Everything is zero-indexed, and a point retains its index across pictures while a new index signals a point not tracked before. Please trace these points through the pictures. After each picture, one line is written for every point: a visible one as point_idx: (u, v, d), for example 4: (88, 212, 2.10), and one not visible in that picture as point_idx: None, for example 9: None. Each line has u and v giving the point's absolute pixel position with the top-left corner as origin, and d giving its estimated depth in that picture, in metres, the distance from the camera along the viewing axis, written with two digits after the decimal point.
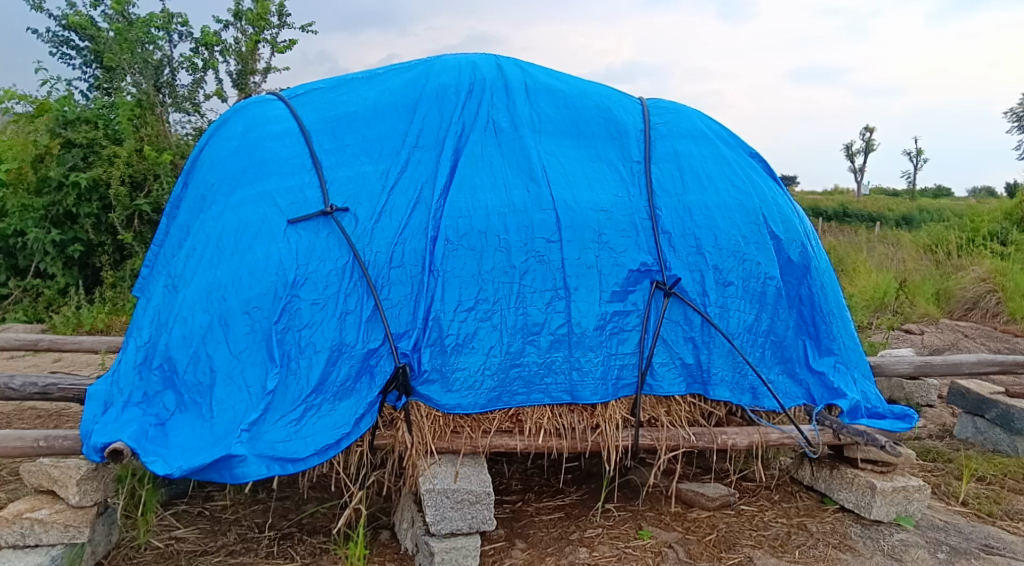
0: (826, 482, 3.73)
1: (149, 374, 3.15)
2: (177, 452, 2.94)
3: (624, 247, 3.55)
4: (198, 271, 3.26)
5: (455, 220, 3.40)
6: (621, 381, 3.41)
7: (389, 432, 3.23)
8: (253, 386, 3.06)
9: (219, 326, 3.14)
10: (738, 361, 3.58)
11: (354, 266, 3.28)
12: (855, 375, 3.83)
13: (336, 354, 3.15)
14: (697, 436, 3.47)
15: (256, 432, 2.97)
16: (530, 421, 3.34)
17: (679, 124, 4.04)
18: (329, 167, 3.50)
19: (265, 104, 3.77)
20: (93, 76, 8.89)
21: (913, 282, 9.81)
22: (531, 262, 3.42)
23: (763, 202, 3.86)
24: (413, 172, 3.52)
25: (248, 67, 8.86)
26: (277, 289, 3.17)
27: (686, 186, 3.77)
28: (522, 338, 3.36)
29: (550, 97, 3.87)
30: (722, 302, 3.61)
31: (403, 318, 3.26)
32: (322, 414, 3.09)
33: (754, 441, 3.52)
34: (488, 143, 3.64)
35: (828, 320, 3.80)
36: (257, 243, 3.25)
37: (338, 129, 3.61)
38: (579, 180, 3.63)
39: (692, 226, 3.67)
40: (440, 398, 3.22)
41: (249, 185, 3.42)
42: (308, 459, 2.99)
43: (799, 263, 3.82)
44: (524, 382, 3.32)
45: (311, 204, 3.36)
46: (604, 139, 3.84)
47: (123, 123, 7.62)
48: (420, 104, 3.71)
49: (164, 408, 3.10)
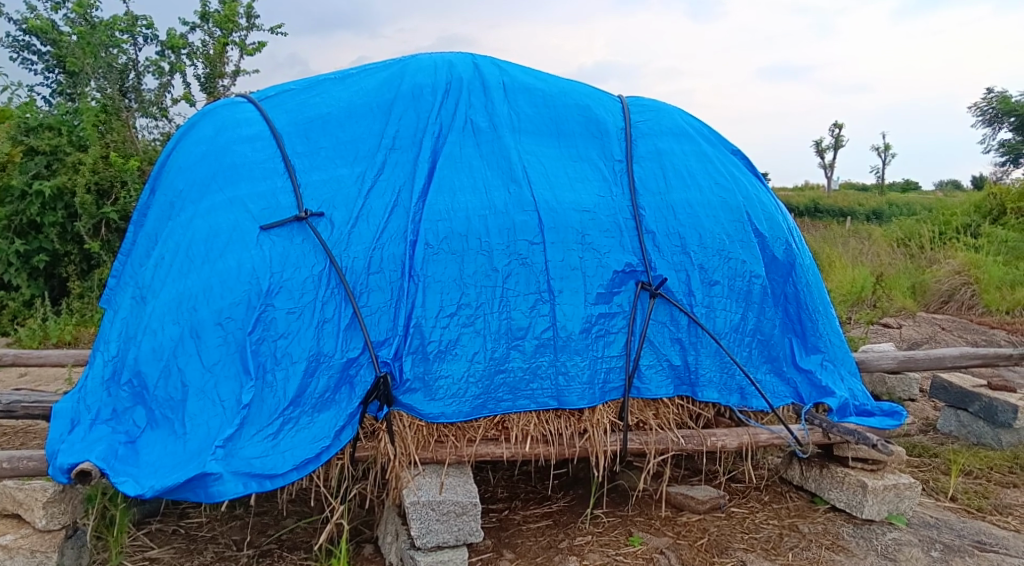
0: (817, 482, 3.69)
1: (118, 390, 3.01)
2: (149, 471, 2.81)
3: (608, 248, 3.48)
4: (168, 281, 3.12)
5: (434, 223, 3.31)
6: (609, 385, 3.34)
7: (371, 443, 3.13)
8: (227, 400, 2.93)
9: (190, 338, 3.01)
10: (726, 361, 3.52)
11: (331, 273, 3.16)
12: (841, 373, 3.80)
13: (314, 365, 3.04)
14: (686, 439, 3.40)
15: (231, 448, 2.84)
16: (516, 428, 3.25)
17: (660, 122, 3.98)
18: (302, 170, 3.38)
19: (234, 107, 3.64)
20: (56, 81, 8.62)
21: (889, 276, 9.90)
22: (514, 265, 3.33)
23: (746, 199, 3.82)
24: (390, 175, 3.42)
25: (217, 70, 8.67)
26: (251, 298, 3.05)
27: (668, 185, 3.71)
28: (507, 343, 3.28)
29: (528, 96, 3.79)
30: (708, 302, 3.55)
31: (383, 326, 3.16)
32: (300, 427, 2.97)
33: (744, 443, 3.46)
34: (467, 144, 3.55)
35: (814, 317, 3.77)
36: (229, 250, 3.13)
37: (311, 131, 3.50)
38: (561, 180, 3.55)
39: (676, 225, 3.61)
40: (423, 407, 3.13)
41: (219, 191, 3.29)
42: (287, 475, 2.87)
43: (784, 260, 3.78)
44: (509, 389, 3.24)
45: (285, 210, 3.25)
46: (585, 138, 3.76)
47: (88, 130, 7.42)
48: (395, 105, 3.60)
49: (134, 425, 2.97)
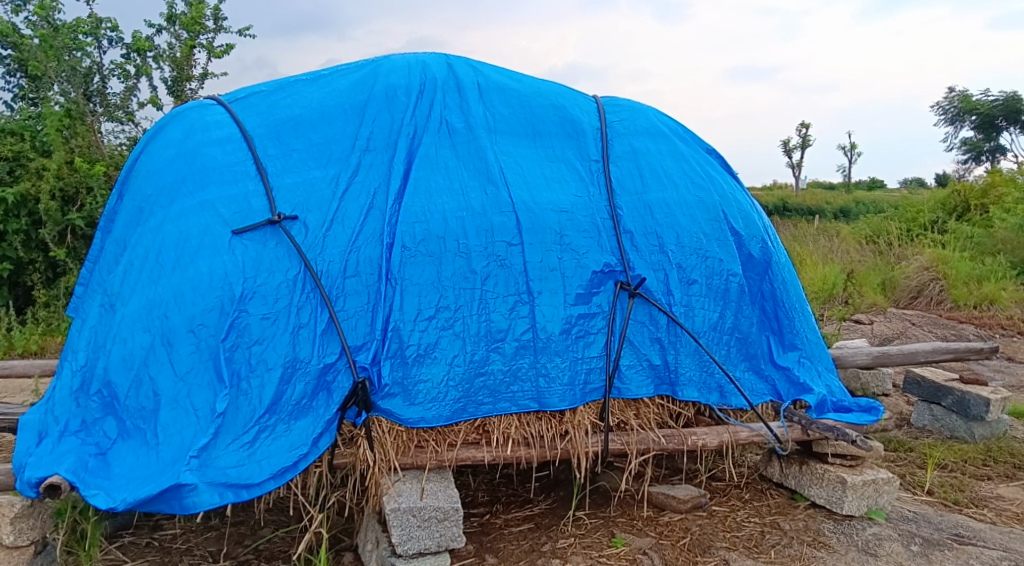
0: (796, 479, 3.72)
1: (87, 401, 2.92)
2: (121, 483, 2.73)
3: (587, 249, 3.46)
4: (137, 288, 3.04)
5: (411, 225, 3.27)
6: (589, 386, 3.32)
7: (350, 449, 3.08)
8: (201, 408, 2.86)
9: (162, 346, 2.93)
10: (705, 360, 3.53)
11: (306, 277, 3.11)
12: (818, 370, 3.83)
13: (290, 371, 2.98)
14: (667, 438, 3.40)
15: (206, 458, 2.77)
16: (497, 432, 3.22)
17: (634, 121, 3.98)
18: (275, 173, 3.32)
19: (203, 109, 3.56)
20: (17, 85, 8.39)
21: (859, 273, 10.05)
22: (492, 266, 3.30)
23: (722, 198, 3.83)
24: (365, 177, 3.37)
25: (184, 73, 8.52)
26: (224, 304, 2.98)
27: (645, 184, 3.71)
28: (486, 346, 3.25)
29: (503, 96, 3.76)
30: (686, 301, 3.56)
31: (360, 330, 3.11)
32: (277, 435, 2.91)
33: (724, 441, 3.47)
34: (442, 145, 3.51)
35: (791, 315, 3.79)
36: (200, 256, 3.06)
37: (284, 133, 3.44)
38: (538, 180, 3.54)
39: (654, 224, 3.61)
40: (402, 412, 3.08)
41: (189, 195, 3.22)
42: (265, 484, 2.81)
43: (760, 258, 3.80)
44: (489, 392, 3.20)
45: (258, 213, 3.18)
46: (561, 138, 3.75)
47: (51, 135, 7.25)
48: (369, 106, 3.55)
49: (104, 437, 2.88)
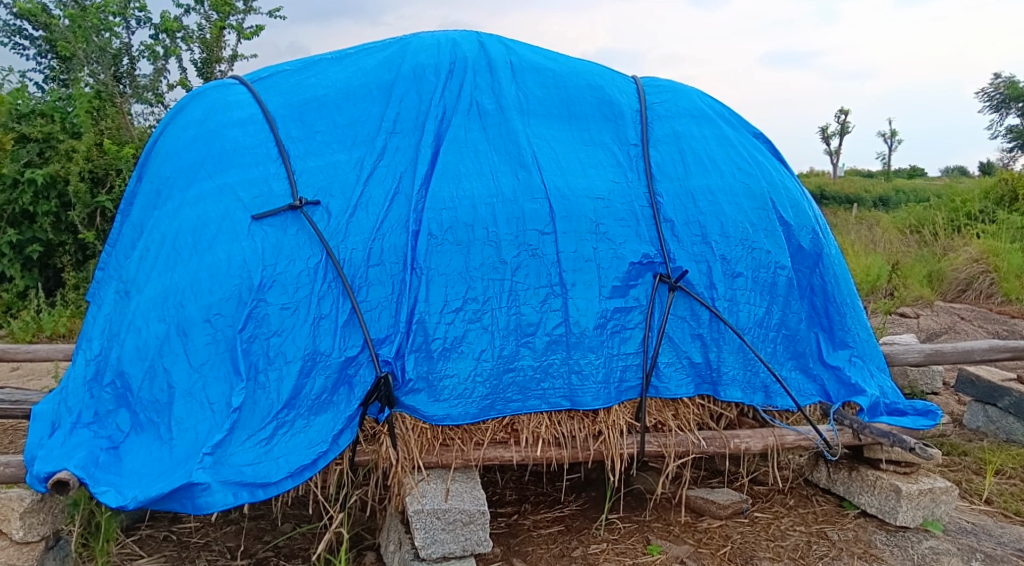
0: (845, 485, 3.50)
1: (100, 392, 2.81)
2: (132, 480, 2.61)
3: (624, 238, 3.25)
4: (153, 275, 2.92)
5: (438, 212, 3.09)
6: (625, 384, 3.13)
7: (371, 447, 2.93)
8: (216, 402, 2.72)
9: (177, 336, 2.80)
10: (750, 358, 3.30)
11: (328, 265, 2.95)
12: (871, 369, 3.57)
13: (310, 364, 2.83)
14: (707, 441, 3.20)
15: (220, 455, 2.64)
16: (527, 431, 3.05)
17: (677, 103, 3.74)
18: (297, 156, 3.16)
19: (224, 88, 3.41)
20: (48, 67, 8.37)
21: (904, 264, 9.64)
22: (523, 256, 3.11)
23: (770, 185, 3.58)
24: (391, 161, 3.19)
25: (213, 55, 8.42)
26: (241, 293, 2.84)
27: (687, 170, 3.47)
28: (516, 340, 3.06)
29: (537, 76, 3.55)
30: (730, 295, 3.33)
31: (383, 322, 2.95)
32: (296, 431, 2.77)
33: (769, 445, 3.26)
34: (472, 127, 3.32)
35: (842, 311, 3.54)
36: (218, 242, 2.92)
37: (307, 114, 3.27)
38: (573, 165, 3.33)
39: (696, 213, 3.38)
40: (426, 409, 2.92)
41: (207, 178, 3.08)
42: (282, 483, 2.67)
43: (810, 250, 3.55)
44: (518, 389, 3.03)
45: (279, 198, 3.03)
46: (598, 120, 3.53)
47: (81, 116, 7.20)
48: (396, 86, 3.37)
49: (118, 430, 2.77)
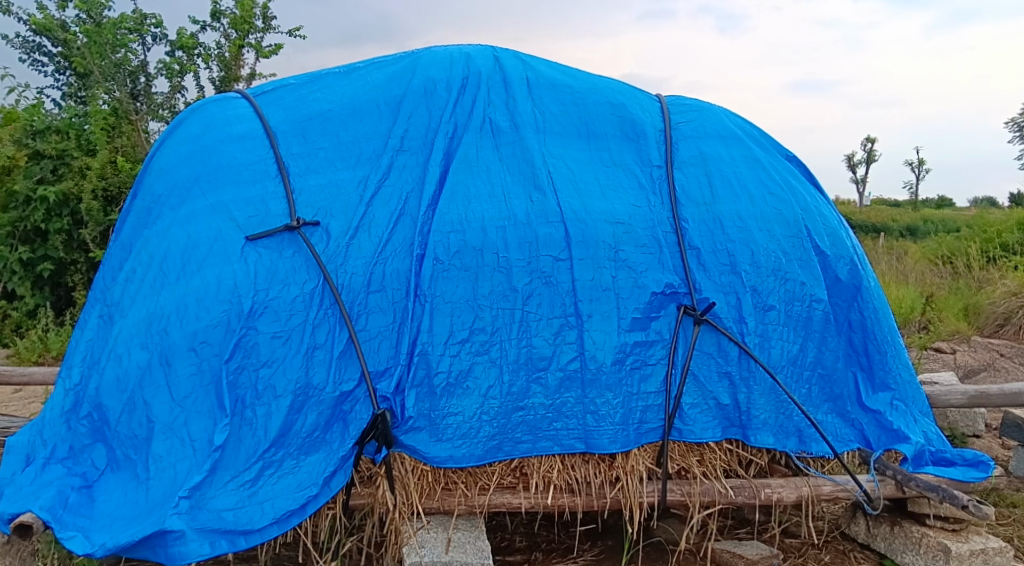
0: (887, 542, 3.18)
1: (77, 424, 2.63)
2: (103, 523, 2.40)
3: (646, 266, 3.01)
4: (138, 299, 2.73)
5: (446, 235, 2.87)
6: (645, 426, 2.86)
7: (367, 490, 2.71)
8: (198, 439, 2.51)
9: (160, 365, 2.60)
10: (782, 400, 3.02)
11: (325, 291, 2.74)
12: (915, 414, 3.26)
13: (301, 400, 2.61)
14: (735, 491, 2.92)
15: (199, 498, 2.42)
16: (537, 476, 2.80)
17: (704, 123, 3.49)
18: (297, 174, 2.97)
19: (225, 102, 3.24)
20: (66, 84, 8.37)
21: (937, 298, 9.23)
22: (536, 284, 2.88)
23: (805, 211, 3.32)
24: (397, 180, 2.99)
25: (232, 73, 8.36)
26: (230, 320, 2.63)
27: (716, 194, 3.22)
28: (527, 375, 2.82)
29: (555, 93, 3.34)
30: (762, 330, 3.06)
31: (383, 354, 2.73)
32: (283, 472, 2.54)
33: (804, 496, 2.96)
34: (484, 146, 3.11)
35: (883, 349, 3.23)
36: (208, 264, 2.72)
37: (310, 130, 3.08)
38: (590, 187, 3.10)
39: (725, 240, 3.12)
40: (427, 450, 2.68)
41: (201, 196, 2.89)
42: (266, 530, 2.44)
43: (848, 282, 3.27)
44: (528, 429, 2.78)
45: (275, 218, 2.83)
46: (619, 140, 3.30)
47: (96, 133, 7.10)
48: (404, 102, 3.17)
49: (92, 467, 2.58)
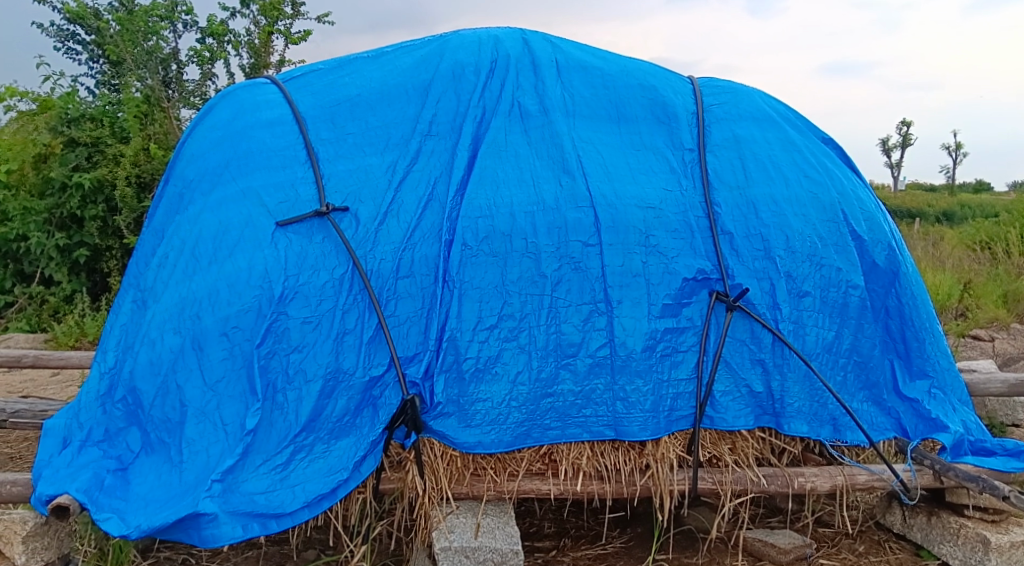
0: (923, 532, 3.12)
1: (113, 408, 2.69)
2: (138, 505, 2.44)
3: (677, 251, 2.96)
4: (170, 284, 2.76)
5: (474, 220, 2.85)
6: (675, 413, 2.83)
7: (397, 474, 2.72)
8: (230, 423, 2.54)
9: (192, 350, 2.63)
10: (817, 388, 2.96)
11: (354, 276, 2.74)
12: (954, 403, 3.18)
13: (331, 385, 2.62)
14: (767, 479, 2.87)
15: (231, 482, 2.44)
16: (566, 462, 2.79)
17: (738, 104, 3.41)
18: (326, 159, 2.96)
19: (255, 88, 3.24)
20: (99, 72, 8.49)
21: (976, 284, 9.00)
22: (565, 269, 2.86)
23: (842, 195, 3.23)
24: (425, 165, 2.97)
25: (261, 60, 8.40)
26: (261, 305, 2.65)
27: (749, 177, 3.15)
28: (556, 361, 2.80)
29: (585, 75, 3.29)
30: (796, 317, 3.00)
31: (412, 339, 2.72)
32: (314, 456, 2.56)
33: (838, 485, 2.91)
34: (513, 130, 3.08)
35: (921, 337, 3.15)
36: (239, 250, 2.74)
37: (338, 115, 3.07)
38: (621, 171, 3.05)
39: (758, 225, 3.06)
40: (456, 435, 2.68)
41: (231, 181, 2.91)
42: (297, 513, 2.46)
43: (887, 268, 3.18)
44: (557, 415, 2.77)
45: (305, 203, 2.84)
46: (650, 123, 3.24)
47: (130, 121, 7.19)
48: (433, 86, 3.15)
49: (127, 450, 2.63)
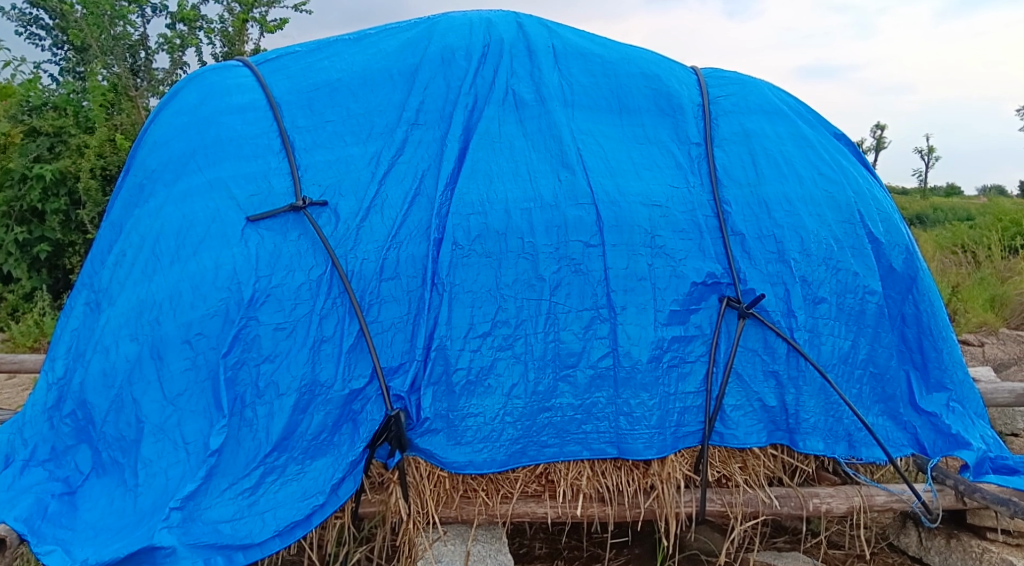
0: (942, 556, 2.92)
1: (60, 424, 2.41)
2: (85, 536, 2.17)
3: (685, 253, 2.74)
4: (127, 285, 2.47)
5: (465, 217, 2.60)
6: (683, 430, 2.60)
7: (379, 497, 2.47)
8: (192, 442, 2.27)
9: (150, 359, 2.35)
10: (833, 402, 2.75)
11: (333, 278, 2.48)
12: (972, 417, 2.97)
13: (307, 399, 2.36)
14: (780, 500, 2.66)
15: (191, 510, 2.18)
16: (564, 483, 2.55)
17: (746, 97, 3.19)
18: (303, 149, 2.69)
19: (225, 70, 2.95)
20: (63, 58, 8.07)
21: (963, 288, 8.93)
22: (565, 272, 2.62)
23: (857, 194, 3.03)
24: (412, 156, 2.71)
25: (236, 48, 8.05)
26: (229, 310, 2.38)
27: (760, 174, 2.94)
28: (554, 372, 2.56)
29: (584, 62, 3.05)
30: (811, 325, 2.79)
31: (396, 347, 2.47)
32: (287, 479, 2.30)
33: (855, 507, 2.70)
34: (507, 120, 2.83)
35: (940, 346, 2.94)
36: (204, 248, 2.47)
37: (317, 101, 2.80)
38: (623, 166, 2.82)
39: (771, 225, 2.85)
40: (444, 454, 2.44)
41: (197, 172, 2.63)
42: (267, 544, 2.20)
43: (904, 273, 2.99)
44: (556, 432, 2.53)
45: (279, 197, 2.57)
46: (654, 115, 3.01)
47: (95, 110, 6.82)
48: (420, 71, 2.89)
49: (76, 471, 2.36)
